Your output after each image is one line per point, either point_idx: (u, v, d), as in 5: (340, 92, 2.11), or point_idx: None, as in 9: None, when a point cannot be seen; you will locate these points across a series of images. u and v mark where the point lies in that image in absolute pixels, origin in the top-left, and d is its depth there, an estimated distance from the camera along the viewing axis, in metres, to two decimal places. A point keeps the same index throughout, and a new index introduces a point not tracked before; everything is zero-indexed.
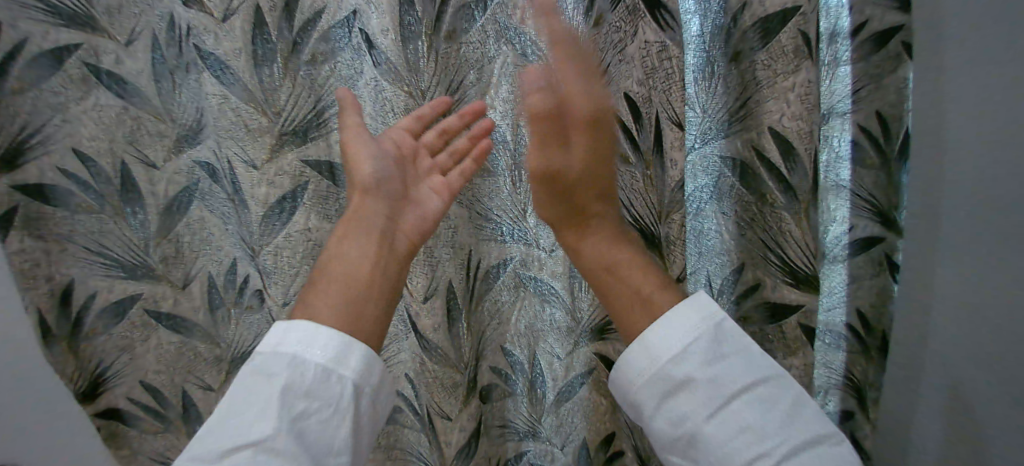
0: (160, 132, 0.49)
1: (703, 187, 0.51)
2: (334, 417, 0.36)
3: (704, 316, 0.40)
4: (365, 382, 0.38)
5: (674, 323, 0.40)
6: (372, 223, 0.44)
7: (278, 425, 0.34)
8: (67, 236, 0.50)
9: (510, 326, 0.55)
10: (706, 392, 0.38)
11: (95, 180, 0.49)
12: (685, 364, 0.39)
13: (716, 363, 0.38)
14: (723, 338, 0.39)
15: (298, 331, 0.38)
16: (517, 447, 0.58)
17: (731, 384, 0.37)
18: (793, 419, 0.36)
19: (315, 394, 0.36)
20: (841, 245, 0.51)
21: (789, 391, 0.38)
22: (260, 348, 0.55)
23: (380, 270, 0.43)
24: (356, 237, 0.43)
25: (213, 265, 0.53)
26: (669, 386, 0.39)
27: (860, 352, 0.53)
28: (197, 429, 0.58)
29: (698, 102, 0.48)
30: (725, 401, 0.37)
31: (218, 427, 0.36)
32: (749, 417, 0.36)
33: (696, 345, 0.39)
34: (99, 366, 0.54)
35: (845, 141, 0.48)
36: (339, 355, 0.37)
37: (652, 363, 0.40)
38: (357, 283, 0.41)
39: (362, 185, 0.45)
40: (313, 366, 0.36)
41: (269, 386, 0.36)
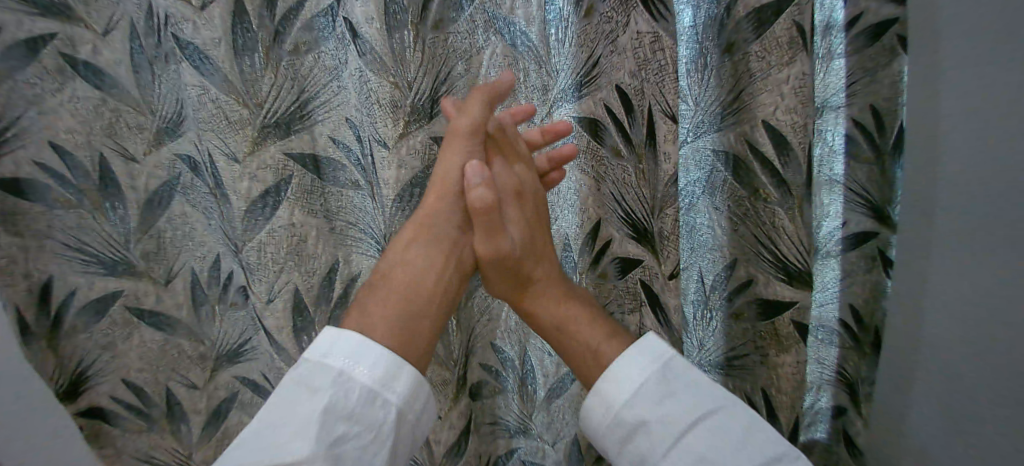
0: (140, 124, 0.48)
1: (695, 182, 0.50)
2: (371, 444, 0.35)
3: (654, 358, 0.39)
4: (408, 409, 0.37)
5: (628, 368, 0.39)
6: (445, 228, 0.45)
7: (315, 448, 0.33)
8: (45, 232, 0.49)
9: (500, 323, 0.54)
10: (662, 431, 0.37)
11: (73, 174, 0.48)
12: (638, 405, 0.38)
13: (668, 401, 0.37)
14: (672, 377, 0.39)
15: (345, 344, 0.37)
16: (508, 444, 0.58)
17: (681, 421, 0.36)
18: (744, 443, 0.35)
19: (357, 417, 0.35)
20: (833, 240, 0.51)
21: (739, 419, 0.36)
22: (245, 345, 0.55)
23: (442, 281, 0.44)
24: (429, 240, 0.45)
25: (196, 260, 0.53)
26: (629, 428, 0.38)
27: (852, 346, 0.53)
28: (181, 427, 0.57)
29: (691, 94, 0.47)
30: (683, 436, 0.36)
31: (254, 436, 0.34)
32: (705, 448, 0.35)
33: (648, 386, 0.38)
34: (80, 364, 0.53)
35: (839, 135, 0.48)
36: (387, 377, 0.37)
37: (611, 406, 0.39)
38: (416, 299, 0.42)
39: (445, 181, 0.45)
40: (358, 386, 0.36)
41: (312, 401, 0.35)
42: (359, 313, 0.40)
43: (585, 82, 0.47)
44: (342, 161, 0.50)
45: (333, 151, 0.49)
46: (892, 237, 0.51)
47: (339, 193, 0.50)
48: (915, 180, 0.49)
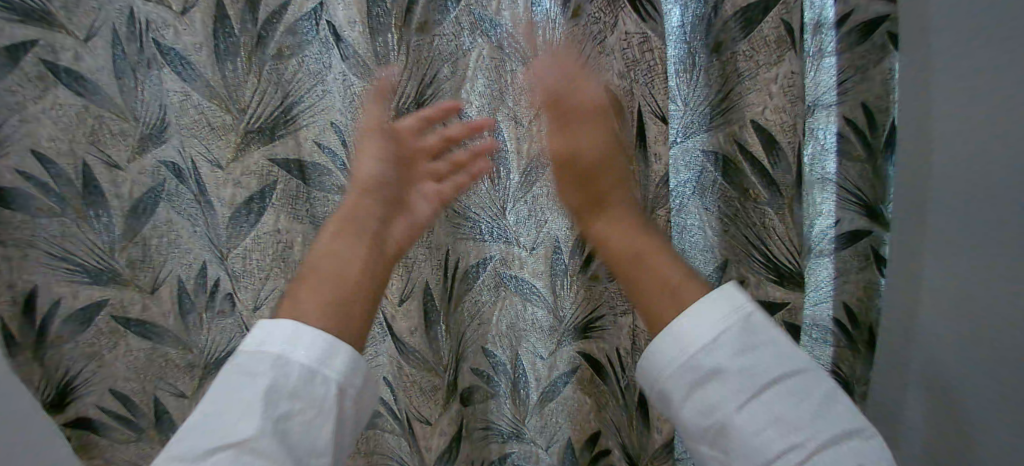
0: (123, 131, 0.47)
1: (685, 182, 0.50)
2: (318, 418, 0.34)
3: (736, 306, 0.36)
4: (351, 384, 0.36)
5: (707, 317, 0.36)
6: (369, 223, 0.42)
7: (261, 426, 0.32)
8: (28, 241, 0.48)
9: (491, 327, 0.54)
10: (741, 385, 0.34)
11: (57, 183, 0.47)
12: (716, 355, 0.35)
13: (748, 352, 0.35)
14: (753, 333, 0.35)
15: (280, 330, 0.36)
16: (501, 449, 0.57)
17: (763, 375, 0.34)
18: (827, 411, 0.33)
19: (298, 395, 0.34)
20: (827, 239, 0.50)
21: (824, 385, 0.34)
22: (234, 352, 0.54)
23: (369, 270, 0.41)
24: (352, 232, 0.41)
25: (182, 268, 0.52)
26: (700, 376, 0.35)
27: (847, 346, 0.52)
28: (170, 437, 0.56)
29: (680, 95, 0.47)
30: (761, 392, 0.33)
31: (200, 425, 0.33)
32: (783, 408, 0.33)
33: (724, 338, 0.35)
34: (67, 375, 0.52)
35: (831, 133, 0.48)
36: (325, 354, 0.35)
37: (683, 351, 0.36)
38: (347, 281, 0.39)
39: (364, 184, 0.43)
40: (297, 366, 0.34)
41: (252, 384, 0.34)
42: (293, 302, 0.38)
43: None
44: (328, 166, 0.49)
45: (318, 156, 0.48)
46: (885, 236, 0.50)
47: (324, 197, 0.49)
48: (907, 179, 0.49)
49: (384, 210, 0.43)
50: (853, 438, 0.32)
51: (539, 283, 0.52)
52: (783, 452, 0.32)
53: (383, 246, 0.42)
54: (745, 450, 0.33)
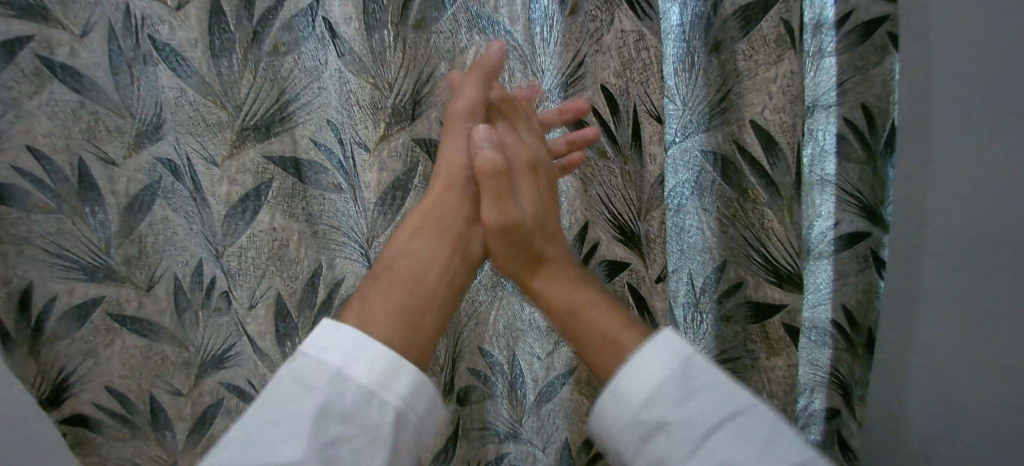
0: (119, 128, 0.47)
1: (684, 183, 0.49)
2: (369, 447, 0.32)
3: (671, 353, 0.35)
4: (410, 410, 0.34)
5: (650, 361, 0.35)
6: (447, 221, 0.44)
7: (308, 451, 0.31)
8: (24, 237, 0.48)
9: (488, 327, 0.54)
10: (688, 435, 0.32)
11: (51, 178, 0.47)
12: (656, 410, 0.33)
13: (688, 401, 0.33)
14: (692, 376, 0.34)
15: (342, 340, 0.34)
16: (498, 449, 0.57)
17: (704, 422, 0.32)
18: (774, 453, 0.31)
19: (352, 418, 0.32)
20: (827, 241, 0.52)
21: (767, 422, 0.32)
22: (229, 352, 0.54)
23: (442, 277, 0.43)
24: (430, 232, 0.44)
25: (179, 266, 0.52)
26: (643, 433, 0.34)
27: (845, 347, 0.54)
28: (165, 435, 0.56)
29: (678, 94, 0.46)
30: (705, 441, 0.32)
31: (245, 437, 0.32)
32: (733, 454, 0.31)
33: (668, 383, 0.34)
34: (62, 371, 0.52)
35: (830, 133, 0.49)
36: (386, 376, 0.34)
37: (626, 410, 0.34)
38: (419, 295, 0.41)
39: (449, 178, 0.45)
40: (354, 387, 0.33)
41: (304, 400, 0.32)
42: (358, 313, 0.38)
43: (570, 82, 0.47)
44: (323, 163, 0.48)
45: (315, 154, 0.48)
46: (885, 238, 0.50)
47: (321, 196, 0.49)
48: (906, 176, 0.47)
49: (466, 207, 0.45)
50: None
51: None
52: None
53: (465, 245, 0.45)
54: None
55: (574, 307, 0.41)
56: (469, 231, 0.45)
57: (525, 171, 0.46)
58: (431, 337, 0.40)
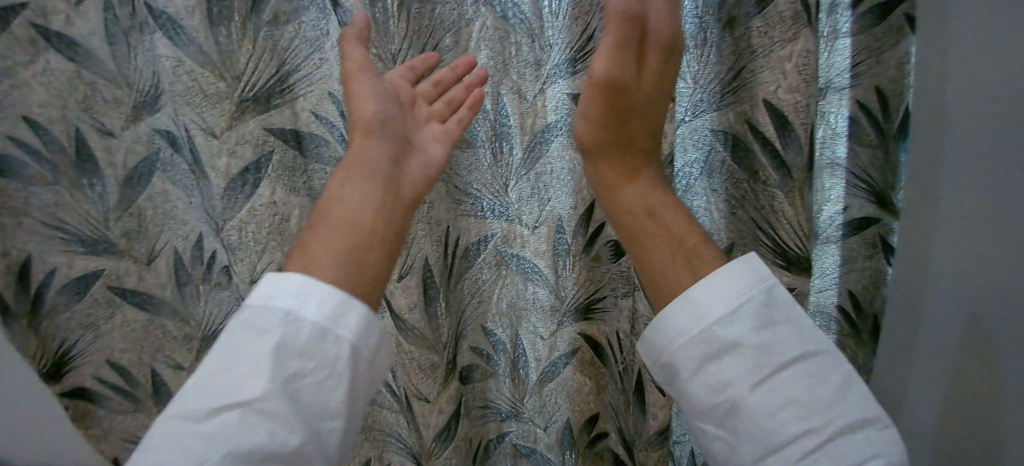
0: (116, 99, 0.46)
1: (692, 162, 0.49)
2: (329, 380, 0.33)
3: (758, 279, 0.36)
4: (364, 345, 0.35)
5: (728, 283, 0.36)
6: (375, 170, 0.41)
7: (269, 387, 0.32)
8: (23, 210, 0.48)
9: (491, 305, 0.53)
10: (765, 362, 0.34)
11: (48, 149, 0.46)
12: (731, 332, 0.35)
13: (766, 330, 0.35)
14: (774, 307, 0.36)
15: (290, 285, 0.34)
16: (499, 427, 0.57)
17: (782, 354, 0.34)
18: (842, 397, 0.33)
19: (310, 355, 0.33)
20: (834, 226, 0.49)
21: (841, 370, 0.34)
22: (230, 324, 0.53)
23: (382, 216, 0.40)
24: (358, 178, 0.40)
25: (178, 240, 0.51)
26: (711, 352, 0.35)
27: (850, 333, 0.51)
28: (167, 409, 0.56)
29: (691, 71, 0.46)
30: (771, 375, 0.33)
31: (205, 384, 0.33)
32: (801, 388, 0.33)
33: (748, 308, 0.35)
34: (62, 345, 0.52)
35: (842, 117, 0.46)
36: (336, 313, 0.34)
37: (698, 323, 0.36)
38: (361, 233, 0.38)
39: (365, 124, 0.41)
40: (308, 324, 0.33)
41: (259, 344, 0.33)
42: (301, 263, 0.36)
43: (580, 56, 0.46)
44: (324, 136, 0.47)
45: (315, 127, 0.47)
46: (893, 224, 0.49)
47: (322, 170, 0.48)
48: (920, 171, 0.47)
49: (390, 151, 0.42)
50: (863, 427, 0.32)
51: (540, 263, 0.51)
52: (796, 436, 0.32)
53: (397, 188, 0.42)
54: (756, 428, 0.33)
55: (632, 228, 0.41)
56: (398, 176, 0.42)
57: (421, 124, 0.46)
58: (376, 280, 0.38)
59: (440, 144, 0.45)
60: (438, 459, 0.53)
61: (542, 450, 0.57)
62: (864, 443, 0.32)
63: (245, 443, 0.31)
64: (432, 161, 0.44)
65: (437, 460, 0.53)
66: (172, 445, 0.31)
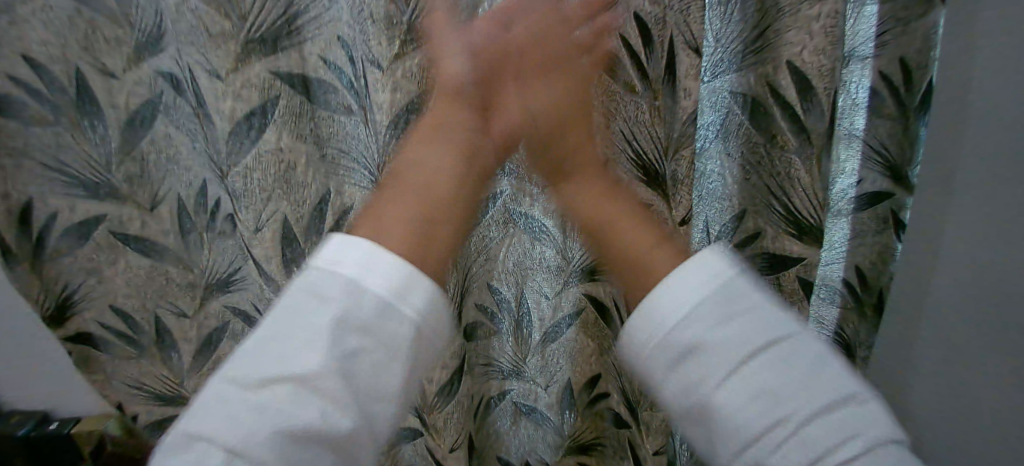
0: (118, 38, 0.44)
1: (709, 125, 0.47)
2: (388, 362, 0.30)
3: (715, 270, 0.31)
4: (427, 327, 0.32)
5: (687, 276, 0.31)
6: (460, 130, 0.39)
7: (326, 363, 0.28)
8: (23, 151, 0.47)
9: (497, 264, 0.53)
10: (733, 359, 0.28)
11: (49, 89, 0.45)
12: (691, 331, 0.30)
13: (721, 326, 0.29)
14: (733, 296, 0.30)
15: (356, 251, 0.31)
16: (501, 386, 0.58)
17: (730, 349, 0.28)
18: (817, 378, 0.28)
19: (371, 332, 0.30)
20: (846, 199, 0.48)
21: (813, 350, 0.29)
22: (236, 274, 0.53)
23: (462, 192, 0.38)
24: (438, 138, 0.39)
25: (182, 187, 0.50)
26: (678, 355, 0.30)
27: (853, 308, 0.50)
28: (171, 355, 0.57)
29: (712, 30, 0.43)
30: (738, 371, 0.28)
31: (258, 346, 0.30)
32: (767, 378, 0.28)
33: (706, 303, 0.30)
34: (65, 289, 0.52)
35: (863, 88, 0.44)
36: (402, 288, 0.31)
37: (659, 327, 0.31)
38: (434, 201, 0.36)
39: (449, 88, 0.41)
40: (372, 297, 0.30)
41: (321, 310, 0.30)
42: (370, 221, 0.34)
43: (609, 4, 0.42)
44: (333, 83, 0.45)
45: (325, 73, 0.45)
46: None
47: (329, 118, 0.47)
48: None
49: (477, 119, 0.41)
50: (844, 408, 0.27)
51: (550, 222, 0.50)
52: (772, 428, 0.27)
53: (476, 152, 0.40)
54: (731, 429, 0.28)
55: (596, 222, 0.38)
56: (482, 143, 0.40)
57: (511, 76, 0.44)
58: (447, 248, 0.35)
59: (525, 104, 0.42)
60: (441, 412, 0.54)
61: (542, 409, 0.58)
62: (842, 425, 0.27)
63: (296, 421, 0.27)
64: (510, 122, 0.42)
65: (440, 414, 0.54)
66: (219, 410, 0.28)
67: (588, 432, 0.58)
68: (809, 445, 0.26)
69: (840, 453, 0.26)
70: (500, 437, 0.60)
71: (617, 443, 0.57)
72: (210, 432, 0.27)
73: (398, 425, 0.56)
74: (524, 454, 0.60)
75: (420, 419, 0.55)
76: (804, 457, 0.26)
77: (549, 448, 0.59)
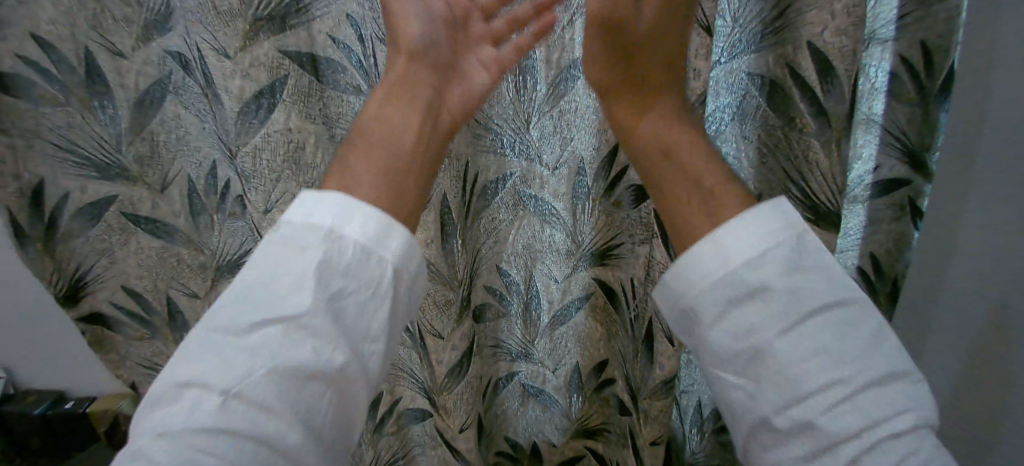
0: (126, 17, 0.44)
1: (723, 107, 0.46)
2: (374, 301, 0.31)
3: (790, 222, 0.31)
4: (407, 268, 0.32)
5: (762, 223, 0.31)
6: (419, 92, 0.40)
7: (314, 304, 0.29)
8: (34, 132, 0.47)
9: (506, 246, 0.53)
10: (795, 310, 0.29)
11: (58, 69, 0.45)
12: (762, 274, 0.30)
13: (796, 275, 0.30)
14: (803, 251, 0.31)
15: (328, 204, 0.31)
16: (509, 367, 0.58)
17: (806, 302, 0.29)
18: (876, 348, 0.29)
19: (353, 274, 0.30)
20: (863, 185, 0.44)
21: (874, 322, 0.30)
22: (245, 256, 0.53)
23: (420, 144, 0.38)
24: (401, 100, 0.39)
25: (192, 168, 0.50)
26: (737, 297, 0.31)
27: (867, 296, 0.47)
28: (184, 336, 0.58)
29: (729, 9, 0.42)
30: (800, 323, 0.29)
31: (235, 298, 0.30)
32: (830, 337, 0.29)
33: (779, 251, 0.31)
34: (78, 269, 0.53)
35: (884, 71, 0.41)
36: (378, 236, 0.31)
37: (721, 266, 0.31)
38: (399, 153, 0.37)
39: (410, 49, 0.40)
40: (351, 243, 0.31)
41: (300, 259, 0.30)
42: (341, 177, 0.35)
43: None
44: (342, 62, 0.45)
45: (333, 52, 0.44)
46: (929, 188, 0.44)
47: (339, 97, 0.46)
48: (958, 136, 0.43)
49: (435, 78, 0.41)
50: (901, 382, 0.28)
51: (559, 206, 0.50)
52: (821, 390, 0.28)
53: (437, 116, 0.40)
54: (784, 381, 0.29)
55: (664, 144, 0.38)
56: (439, 102, 0.41)
57: (473, 45, 0.43)
58: (412, 205, 0.36)
59: (484, 72, 0.43)
60: (450, 394, 0.54)
61: (549, 392, 0.58)
62: (894, 398, 0.28)
63: (291, 357, 0.28)
64: (474, 87, 0.42)
65: (450, 395, 0.54)
66: (207, 357, 0.28)
67: (595, 417, 0.58)
68: (861, 412, 0.27)
69: (892, 424, 0.27)
70: (506, 418, 0.60)
71: (621, 430, 0.57)
72: (200, 377, 0.27)
73: (408, 405, 0.57)
74: (531, 435, 0.60)
75: (430, 398, 0.55)
76: (853, 422, 0.27)
77: (556, 431, 0.60)
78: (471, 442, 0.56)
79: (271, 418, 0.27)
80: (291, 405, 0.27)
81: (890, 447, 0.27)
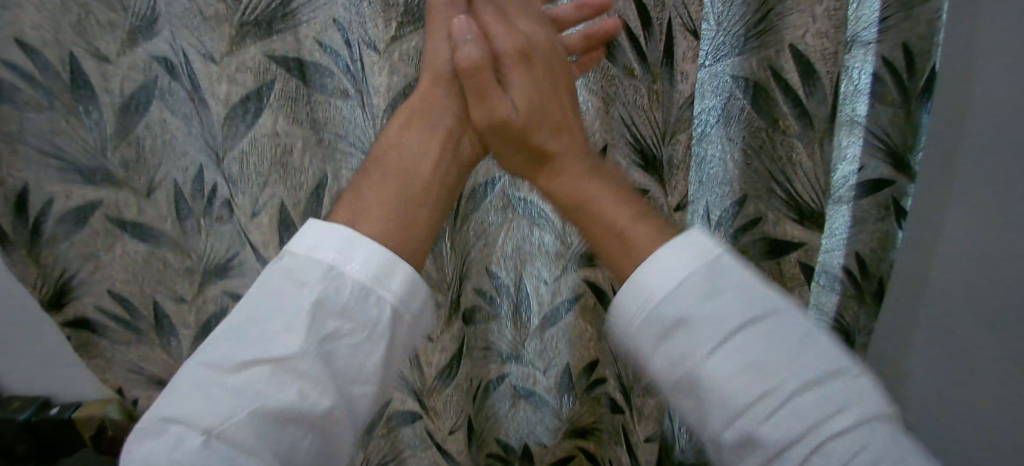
0: (110, 21, 0.43)
1: (709, 110, 0.46)
2: (366, 344, 0.30)
3: (699, 251, 0.30)
4: (406, 308, 0.32)
5: (669, 261, 0.30)
6: (436, 119, 0.41)
7: (305, 344, 0.29)
8: (17, 136, 0.46)
9: (496, 248, 0.53)
10: (717, 335, 0.28)
11: (42, 73, 0.44)
12: (683, 303, 0.29)
13: (712, 297, 0.29)
14: (716, 274, 0.30)
15: (333, 238, 0.31)
16: (499, 369, 0.58)
17: (727, 323, 0.28)
18: (808, 352, 0.28)
19: (349, 314, 0.30)
20: (847, 186, 0.45)
21: (800, 328, 0.28)
22: (233, 260, 0.53)
23: (437, 170, 0.40)
24: (419, 127, 0.40)
25: (179, 173, 0.50)
26: (663, 329, 0.30)
27: (854, 296, 0.48)
28: (171, 340, 0.57)
29: (713, 12, 0.42)
30: (728, 341, 0.28)
31: (231, 332, 0.29)
32: (760, 353, 0.27)
33: (690, 280, 0.30)
34: (63, 274, 0.53)
35: (865, 74, 0.42)
36: (381, 272, 0.31)
37: (647, 302, 0.30)
38: (415, 183, 0.38)
39: (437, 72, 0.42)
40: (350, 282, 0.30)
41: (300, 294, 0.30)
42: (351, 206, 0.35)
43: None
44: (329, 66, 0.45)
45: (320, 57, 0.45)
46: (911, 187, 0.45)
47: (326, 102, 0.47)
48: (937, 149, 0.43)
49: (450, 106, 0.42)
50: (835, 381, 0.27)
51: (548, 207, 0.51)
52: (756, 400, 0.27)
53: (457, 143, 0.41)
54: (720, 398, 0.27)
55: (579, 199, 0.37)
56: (461, 128, 0.42)
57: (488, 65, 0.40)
58: (427, 230, 0.36)
59: (509, 95, 0.40)
60: (440, 396, 0.53)
61: (540, 393, 0.58)
62: (820, 402, 0.26)
63: (275, 400, 0.28)
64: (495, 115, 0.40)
65: (440, 398, 0.53)
66: (195, 395, 0.28)
67: (586, 415, 0.59)
68: (799, 416, 0.26)
69: (829, 425, 0.26)
70: (497, 420, 0.61)
71: (613, 428, 0.58)
72: (181, 414, 0.27)
73: (397, 408, 0.57)
74: (522, 437, 0.61)
75: (419, 401, 0.55)
76: (791, 431, 0.26)
77: (548, 432, 0.60)
78: (461, 444, 0.56)
79: (250, 456, 0.27)
80: (270, 443, 0.27)
81: (826, 451, 0.25)
